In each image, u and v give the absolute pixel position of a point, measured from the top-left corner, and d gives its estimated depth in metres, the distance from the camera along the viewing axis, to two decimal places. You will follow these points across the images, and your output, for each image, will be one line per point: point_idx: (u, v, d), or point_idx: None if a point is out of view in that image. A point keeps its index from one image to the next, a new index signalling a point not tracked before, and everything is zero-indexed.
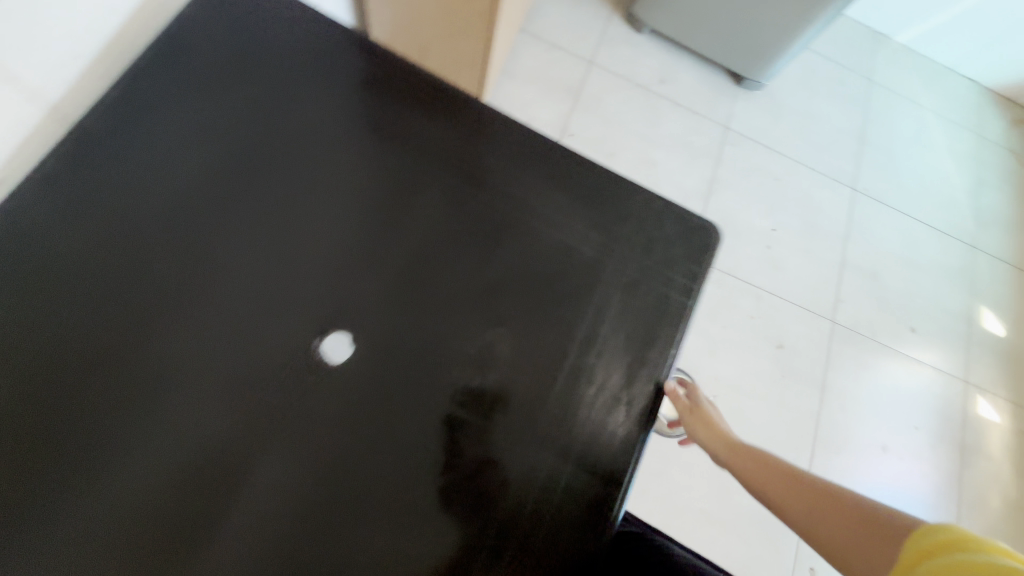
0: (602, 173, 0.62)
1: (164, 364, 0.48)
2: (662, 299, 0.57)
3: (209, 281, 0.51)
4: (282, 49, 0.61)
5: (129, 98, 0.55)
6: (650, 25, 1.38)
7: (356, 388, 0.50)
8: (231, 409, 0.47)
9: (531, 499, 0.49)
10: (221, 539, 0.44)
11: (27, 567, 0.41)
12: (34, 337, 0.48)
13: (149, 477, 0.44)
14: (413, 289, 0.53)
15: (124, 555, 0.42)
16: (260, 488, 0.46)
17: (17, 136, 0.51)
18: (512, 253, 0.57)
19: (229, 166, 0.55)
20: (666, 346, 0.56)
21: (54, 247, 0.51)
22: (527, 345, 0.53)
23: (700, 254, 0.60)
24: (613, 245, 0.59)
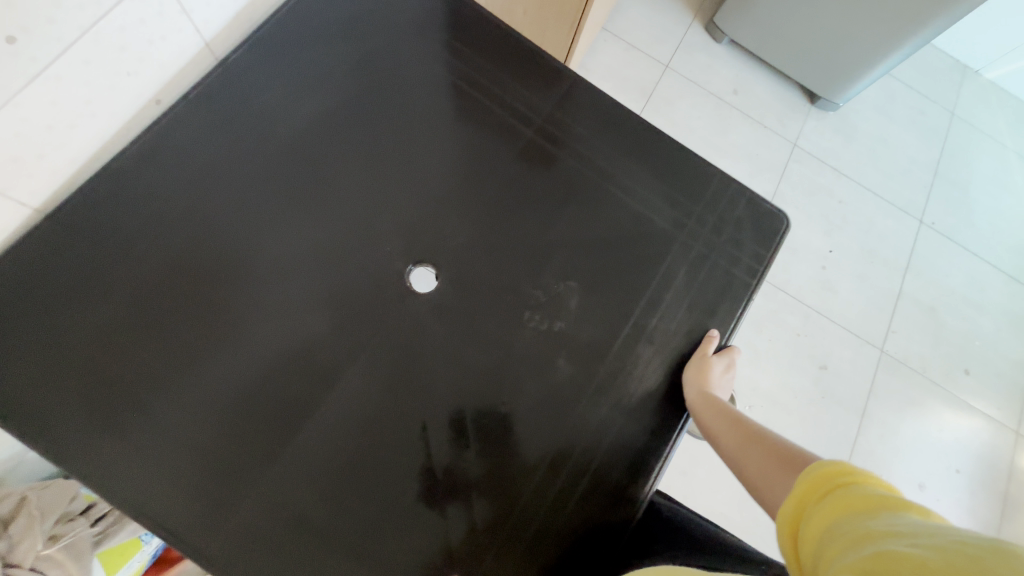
0: (683, 157, 0.70)
1: (290, 278, 0.58)
2: (728, 276, 0.64)
3: (327, 211, 0.61)
4: (405, 25, 0.70)
5: (278, 49, 0.65)
6: (729, 35, 1.39)
7: (447, 314, 0.59)
8: (341, 317, 0.57)
9: (586, 432, 0.57)
10: (325, 424, 0.53)
11: (175, 411, 0.52)
12: (186, 236, 0.58)
13: (271, 359, 0.55)
14: (502, 240, 0.62)
15: (249, 415, 0.53)
16: (359, 382, 0.55)
17: (180, 63, 0.58)
18: (587, 222, 0.64)
19: (352, 117, 0.65)
20: (729, 315, 0.63)
21: (204, 164, 0.60)
22: (597, 300, 0.61)
23: (770, 240, 0.67)
24: (686, 220, 0.66)
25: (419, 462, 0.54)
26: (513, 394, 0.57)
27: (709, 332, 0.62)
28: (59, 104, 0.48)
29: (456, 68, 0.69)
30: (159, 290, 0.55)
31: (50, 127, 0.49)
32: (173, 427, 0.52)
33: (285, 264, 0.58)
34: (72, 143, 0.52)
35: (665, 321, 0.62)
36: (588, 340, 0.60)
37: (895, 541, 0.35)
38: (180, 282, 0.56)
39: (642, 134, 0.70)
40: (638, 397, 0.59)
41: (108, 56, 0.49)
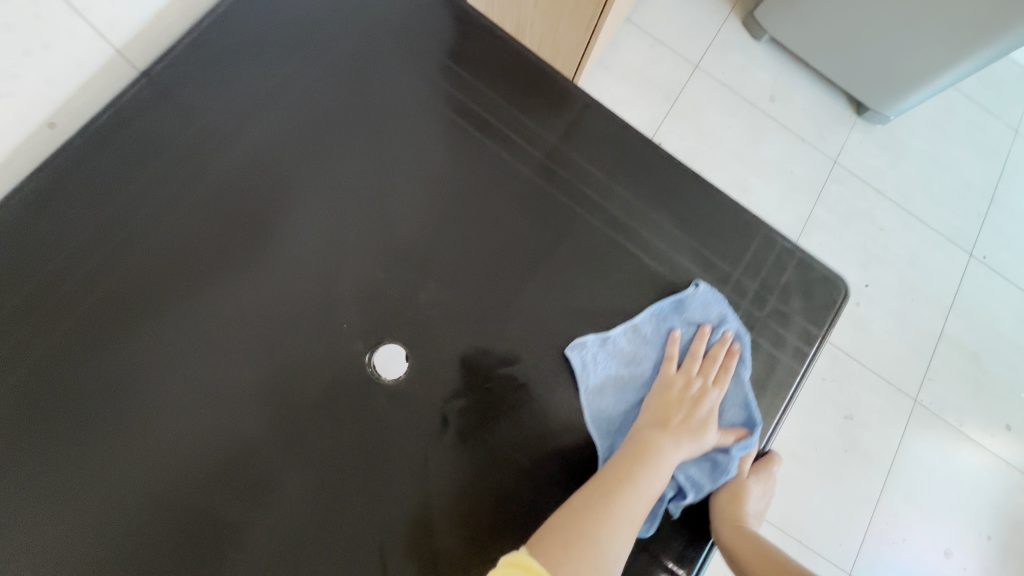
0: (719, 207, 0.56)
1: (223, 358, 0.47)
2: (770, 360, 0.52)
3: (274, 271, 0.49)
4: (382, 31, 0.57)
5: (213, 59, 0.52)
6: (769, 32, 1.23)
7: (416, 408, 0.48)
8: (273, 417, 0.47)
9: None
10: (258, 551, 0.44)
11: (60, 536, 0.42)
12: (86, 304, 0.47)
13: (182, 473, 0.45)
14: (489, 312, 0.51)
15: (152, 547, 0.43)
16: (292, 502, 0.45)
17: (79, 77, 0.46)
18: (600, 289, 0.53)
19: (307, 149, 0.52)
20: (769, 410, 0.51)
21: (115, 208, 0.48)
22: (602, 389, 0.50)
23: (822, 314, 0.54)
24: (721, 287, 0.54)
25: None
26: (494, 512, 0.47)
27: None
28: None
29: (445, 88, 0.56)
30: (50, 375, 0.45)
31: None
32: (68, 556, 0.42)
33: (219, 340, 0.48)
34: None
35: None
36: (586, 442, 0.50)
37: None
38: (85, 363, 0.46)
39: (670, 176, 0.57)
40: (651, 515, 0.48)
41: None
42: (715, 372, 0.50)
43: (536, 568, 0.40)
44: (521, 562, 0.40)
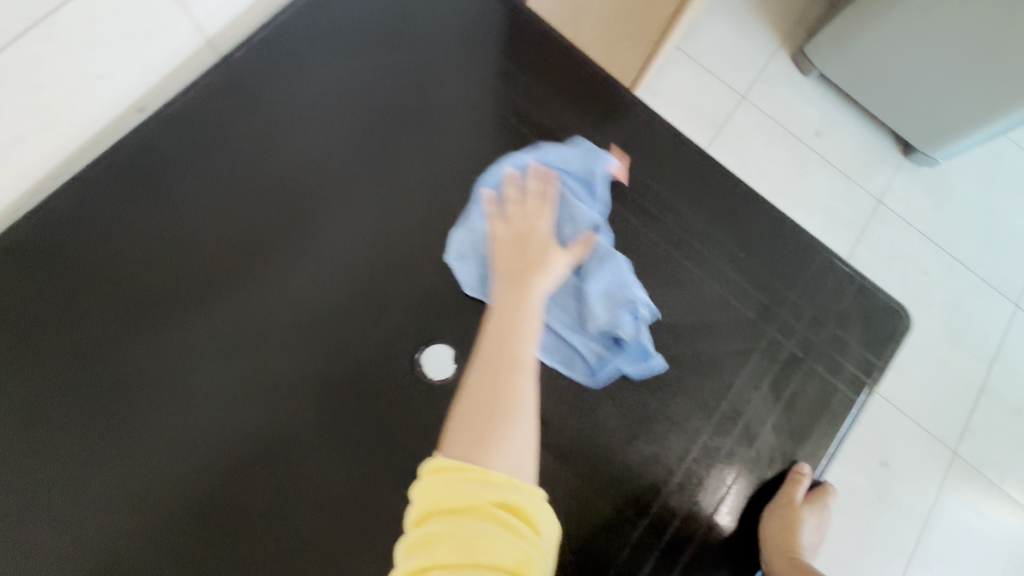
0: (778, 229, 0.55)
1: (278, 348, 0.48)
2: (826, 390, 0.50)
3: (332, 263, 0.50)
4: (453, 38, 0.58)
5: (289, 54, 0.53)
6: (819, 68, 1.23)
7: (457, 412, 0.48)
8: (317, 411, 0.47)
9: None
10: (291, 545, 0.44)
11: (109, 510, 0.43)
12: (149, 283, 0.48)
13: (224, 460, 0.45)
14: None
15: (189, 530, 0.43)
16: (328, 499, 0.45)
17: (171, 63, 0.47)
18: (659, 303, 0.50)
19: (374, 147, 0.53)
20: (825, 441, 0.48)
21: (186, 192, 0.50)
22: (648, 406, 0.47)
23: (883, 344, 0.52)
24: (777, 309, 0.52)
25: None
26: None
27: (798, 464, 0.47)
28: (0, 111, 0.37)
29: (508, 95, 0.57)
30: (111, 348, 0.46)
31: None
32: (115, 531, 0.43)
33: (277, 329, 0.48)
34: (20, 158, 0.41)
35: (743, 444, 0.47)
36: (631, 463, 0.46)
37: None
38: (143, 341, 0.46)
39: (730, 194, 0.56)
40: (696, 545, 0.45)
41: (75, 57, 0.38)
42: (538, 202, 0.49)
43: (454, 465, 0.34)
44: (440, 466, 0.34)
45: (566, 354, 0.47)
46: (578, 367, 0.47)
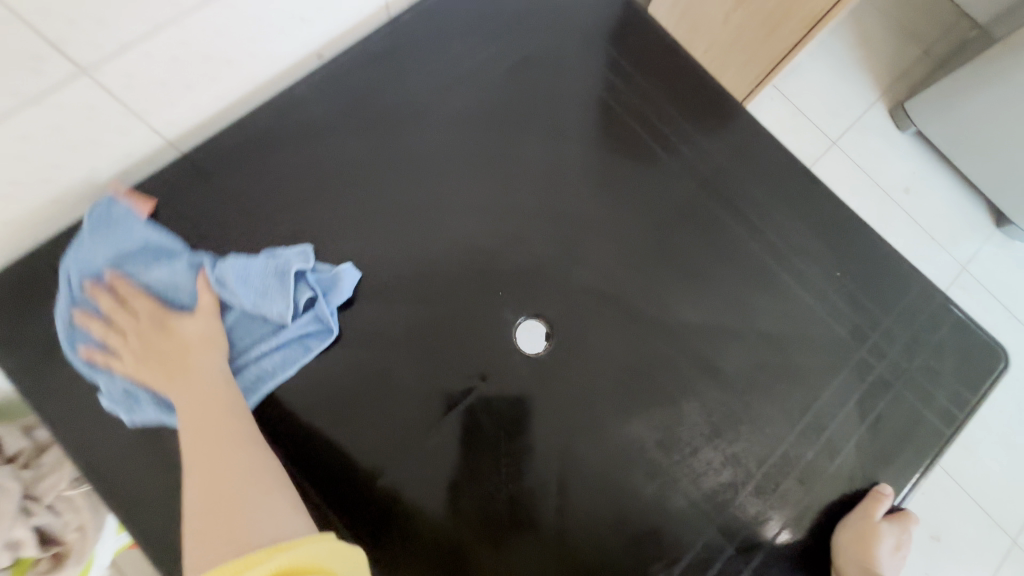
0: (886, 251, 0.52)
1: (359, 298, 0.47)
2: (915, 417, 0.48)
3: (439, 212, 0.50)
4: (583, 17, 0.57)
5: (433, 14, 0.55)
6: (916, 126, 1.21)
7: (544, 373, 0.46)
8: (412, 350, 0.46)
9: (682, 562, 0.43)
10: (372, 462, 0.43)
11: None
12: (266, 197, 0.49)
13: (316, 372, 0.45)
14: (638, 299, 0.49)
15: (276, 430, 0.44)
16: (412, 429, 0.44)
17: (353, 21, 0.52)
18: (762, 312, 0.49)
19: (494, 110, 0.54)
20: (910, 469, 0.46)
21: (308, 120, 0.51)
22: (733, 403, 0.47)
23: (980, 381, 0.49)
24: (872, 332, 0.50)
25: (457, 533, 0.43)
26: (602, 491, 0.44)
27: (879, 485, 0.46)
28: (226, 34, 0.42)
29: (632, 80, 0.56)
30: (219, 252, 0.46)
31: (206, 58, 0.42)
32: None
33: (372, 280, 0.48)
34: (223, 79, 0.46)
35: (823, 458, 0.46)
36: (711, 462, 0.45)
37: None
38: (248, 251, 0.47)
39: (837, 209, 0.53)
40: (767, 551, 0.44)
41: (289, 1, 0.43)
42: (123, 313, 0.42)
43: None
44: None
45: (295, 354, 0.44)
46: (314, 344, 0.45)
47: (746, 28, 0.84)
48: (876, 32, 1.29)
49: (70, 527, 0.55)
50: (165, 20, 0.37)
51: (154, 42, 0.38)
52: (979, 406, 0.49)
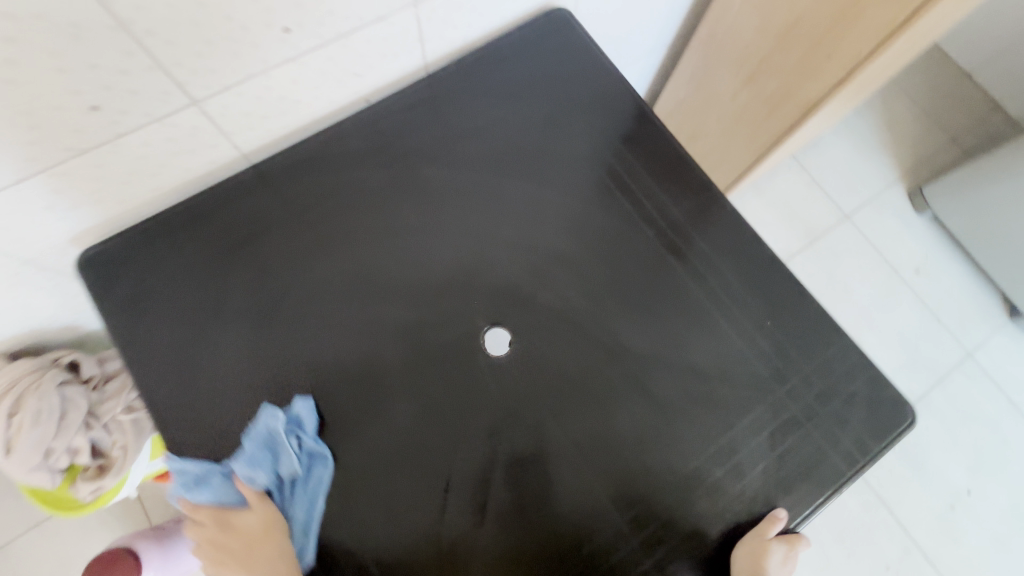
0: (815, 306, 0.56)
1: (361, 289, 0.57)
2: (817, 456, 0.51)
3: (436, 224, 0.59)
4: (588, 82, 0.67)
5: (467, 70, 0.65)
6: (933, 211, 1.24)
7: (495, 374, 0.53)
8: (397, 338, 0.55)
9: (590, 543, 0.49)
10: (346, 421, 0.52)
11: (220, 351, 0.53)
12: (299, 197, 0.60)
13: (315, 342, 0.54)
14: (589, 320, 0.55)
15: (266, 378, 0.53)
16: (385, 403, 0.53)
17: (400, 75, 0.64)
18: (693, 346, 0.54)
19: (494, 147, 0.63)
20: (806, 501, 0.50)
21: (340, 140, 0.62)
22: (655, 421, 0.52)
23: (882, 432, 0.52)
24: (789, 376, 0.53)
25: (403, 488, 0.50)
26: (529, 473, 0.50)
27: (776, 508, 0.49)
28: (295, 81, 0.55)
29: (617, 134, 0.64)
30: (257, 239, 0.58)
31: (282, 99, 0.56)
32: (217, 369, 0.53)
33: (371, 275, 0.57)
34: (291, 113, 0.59)
35: (729, 478, 0.50)
36: (632, 470, 0.50)
37: None
38: (282, 239, 0.58)
39: (780, 263, 0.58)
40: (668, 548, 0.49)
41: (349, 61, 0.57)
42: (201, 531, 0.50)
43: None
44: None
45: (315, 491, 0.50)
46: (322, 471, 0.50)
47: (753, 105, 0.93)
48: (902, 118, 1.34)
49: (114, 446, 0.69)
50: (257, 71, 0.51)
51: (246, 86, 0.52)
52: (881, 457, 0.52)
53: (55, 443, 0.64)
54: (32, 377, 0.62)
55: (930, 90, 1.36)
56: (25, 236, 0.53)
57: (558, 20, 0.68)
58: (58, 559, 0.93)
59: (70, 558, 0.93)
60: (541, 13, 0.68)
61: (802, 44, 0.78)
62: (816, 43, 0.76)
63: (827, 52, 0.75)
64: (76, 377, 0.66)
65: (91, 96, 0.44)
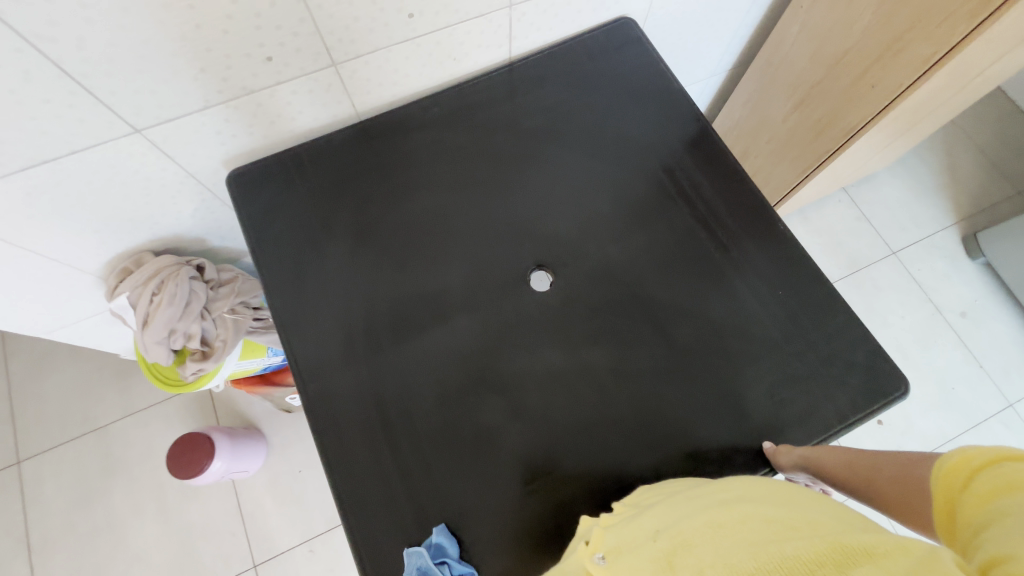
0: (826, 285, 0.63)
1: (435, 223, 0.69)
2: (812, 411, 0.57)
3: (501, 181, 0.71)
4: (645, 81, 0.77)
5: (543, 62, 0.78)
6: (985, 256, 1.24)
7: (536, 304, 0.64)
8: (458, 263, 0.66)
9: (599, 450, 0.56)
10: (410, 321, 0.63)
11: (322, 255, 0.67)
12: (393, 145, 0.73)
13: (395, 258, 0.67)
14: (621, 272, 0.65)
15: (353, 280, 0.66)
16: (441, 311, 0.64)
17: (487, 63, 0.78)
18: (710, 304, 0.62)
19: (559, 126, 0.74)
20: (795, 445, 0.56)
21: (431, 105, 0.75)
22: (668, 359, 0.60)
23: (872, 397, 0.57)
24: (794, 338, 0.60)
25: (447, 380, 0.60)
26: (554, 387, 0.59)
27: (766, 443, 0.56)
28: (409, 58, 0.70)
29: (665, 125, 0.74)
30: (357, 173, 0.72)
31: (396, 71, 0.71)
32: (319, 269, 0.66)
33: (444, 214, 0.69)
34: (400, 83, 0.74)
35: (729, 416, 0.57)
36: (639, 397, 0.58)
37: (750, 530, 0.35)
38: (376, 174, 0.71)
39: (798, 245, 0.65)
40: (668, 466, 0.55)
41: (450, 47, 0.71)
42: None
43: None
44: None
45: None
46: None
47: (803, 126, 0.99)
48: (962, 165, 1.35)
49: (218, 338, 0.85)
50: (382, 45, 0.66)
51: (372, 56, 0.67)
52: (872, 420, 0.57)
53: (178, 324, 0.79)
54: (172, 268, 0.79)
55: (996, 140, 1.37)
56: (196, 153, 0.69)
57: (625, 29, 0.79)
58: (146, 444, 1.11)
59: (158, 445, 1.11)
60: (612, 22, 0.80)
61: (849, 75, 0.86)
62: (863, 71, 0.83)
63: (873, 82, 0.82)
64: (201, 277, 0.83)
65: (268, 49, 0.60)
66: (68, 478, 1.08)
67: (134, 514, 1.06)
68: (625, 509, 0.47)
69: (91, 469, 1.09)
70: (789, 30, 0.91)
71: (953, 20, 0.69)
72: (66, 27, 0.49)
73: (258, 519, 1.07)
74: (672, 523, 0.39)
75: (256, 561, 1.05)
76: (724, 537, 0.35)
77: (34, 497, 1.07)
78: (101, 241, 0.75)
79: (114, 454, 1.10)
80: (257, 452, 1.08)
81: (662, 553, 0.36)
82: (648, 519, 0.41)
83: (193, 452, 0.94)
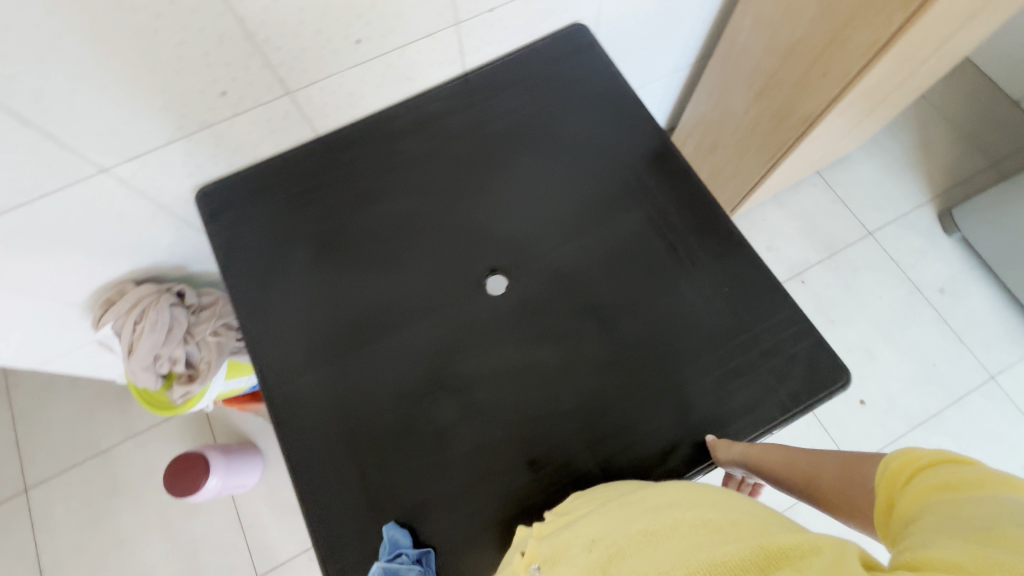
0: (770, 279, 0.64)
1: (395, 234, 0.71)
2: (756, 401, 0.59)
3: (458, 189, 0.73)
4: (598, 84, 0.79)
5: (498, 70, 0.80)
6: (960, 231, 1.24)
7: (493, 308, 0.66)
8: (418, 271, 0.68)
9: (554, 449, 0.58)
10: (373, 330, 0.65)
11: (288, 270, 0.69)
12: (350, 163, 0.75)
13: (356, 269, 0.69)
14: (574, 272, 0.67)
15: (318, 293, 0.68)
16: (403, 319, 0.66)
17: (441, 78, 0.80)
18: (659, 300, 0.64)
19: (513, 132, 0.76)
20: (739, 436, 0.58)
21: (388, 120, 0.77)
22: (620, 355, 0.62)
23: (814, 387, 0.59)
24: (739, 332, 0.62)
25: (410, 386, 0.62)
26: (511, 388, 0.61)
27: (708, 437, 0.58)
28: (363, 81, 0.72)
29: (617, 126, 0.76)
30: (316, 192, 0.74)
31: (351, 93, 0.73)
32: (285, 283, 0.69)
33: (404, 225, 0.71)
34: (356, 104, 0.76)
35: (677, 409, 0.59)
36: (593, 394, 0.60)
37: (680, 535, 0.37)
38: (334, 192, 0.74)
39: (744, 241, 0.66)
40: (619, 459, 0.57)
41: (401, 66, 0.73)
42: None
43: None
44: None
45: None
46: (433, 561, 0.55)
47: (764, 117, 1.01)
48: (935, 141, 1.35)
49: (202, 360, 0.88)
50: (333, 71, 0.68)
51: (325, 82, 0.69)
52: (815, 409, 0.59)
53: (163, 350, 0.82)
54: (152, 296, 0.82)
55: (968, 113, 1.37)
56: (166, 185, 0.72)
57: (578, 33, 0.81)
58: (148, 464, 1.15)
59: (159, 464, 1.15)
60: (565, 28, 0.82)
61: (801, 65, 0.87)
62: (814, 62, 0.85)
63: (824, 72, 0.84)
64: (181, 303, 0.86)
65: (222, 84, 0.62)
66: (75, 502, 1.12)
67: (141, 532, 1.10)
68: (556, 517, 0.49)
69: (96, 491, 1.13)
70: (743, 23, 0.92)
71: (889, 10, 0.70)
72: (23, 80, 0.52)
73: (258, 531, 1.11)
74: (607, 532, 0.41)
75: (258, 572, 1.08)
76: (658, 544, 0.37)
77: (44, 521, 1.11)
78: (83, 275, 0.78)
79: (118, 475, 1.14)
80: (254, 466, 1.11)
81: (596, 563, 0.39)
82: (582, 529, 0.43)
83: (189, 471, 0.97)
